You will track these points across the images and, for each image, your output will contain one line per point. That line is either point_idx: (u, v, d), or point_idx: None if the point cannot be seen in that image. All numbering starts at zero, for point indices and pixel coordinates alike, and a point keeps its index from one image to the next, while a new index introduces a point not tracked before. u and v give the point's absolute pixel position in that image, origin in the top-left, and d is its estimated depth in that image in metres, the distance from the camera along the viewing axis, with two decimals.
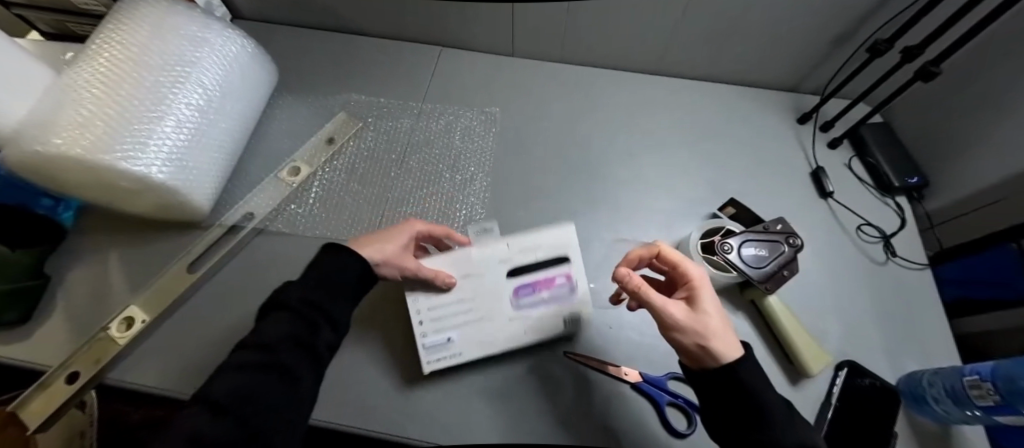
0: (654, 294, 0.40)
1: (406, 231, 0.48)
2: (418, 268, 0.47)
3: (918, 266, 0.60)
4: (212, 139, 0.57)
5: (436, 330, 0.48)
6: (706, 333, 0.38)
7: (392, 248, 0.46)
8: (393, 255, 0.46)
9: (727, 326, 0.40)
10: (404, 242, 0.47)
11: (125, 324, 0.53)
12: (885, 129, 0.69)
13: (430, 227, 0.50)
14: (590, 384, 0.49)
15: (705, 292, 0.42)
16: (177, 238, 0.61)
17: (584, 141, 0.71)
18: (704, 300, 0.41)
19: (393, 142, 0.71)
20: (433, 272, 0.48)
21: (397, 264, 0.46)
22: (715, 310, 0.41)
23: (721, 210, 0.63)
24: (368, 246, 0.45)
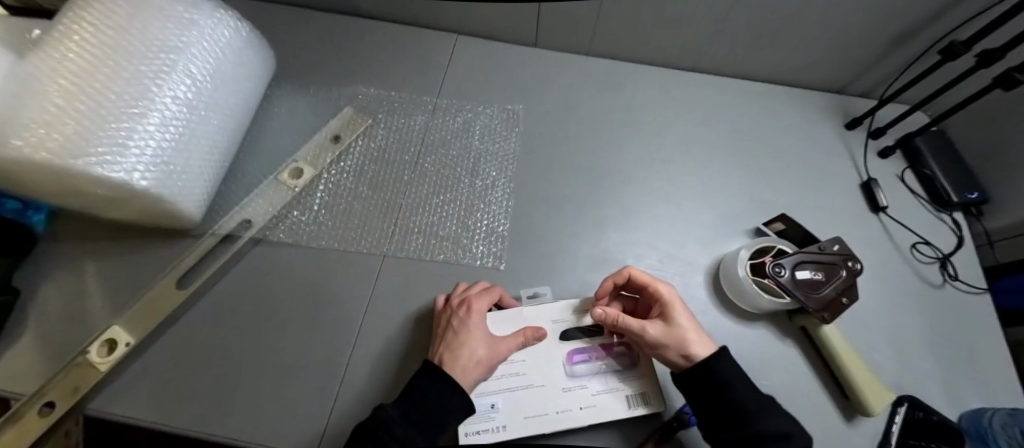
0: (627, 321, 0.42)
1: (472, 319, 0.44)
2: (511, 345, 0.44)
3: (977, 290, 0.55)
4: (202, 138, 0.50)
5: (479, 393, 0.43)
6: (680, 346, 0.40)
7: (478, 347, 0.42)
8: (484, 353, 0.42)
9: (700, 327, 0.42)
10: (481, 333, 0.43)
11: (107, 347, 0.47)
12: (941, 139, 0.64)
13: (488, 301, 0.46)
14: (631, 424, 0.44)
15: (675, 303, 0.43)
16: (167, 247, 0.55)
17: (616, 145, 0.65)
18: (675, 311, 0.42)
19: (406, 141, 0.64)
20: (517, 336, 0.44)
21: (492, 356, 0.42)
22: (687, 318, 0.42)
23: (767, 226, 0.58)
24: (454, 356, 0.40)
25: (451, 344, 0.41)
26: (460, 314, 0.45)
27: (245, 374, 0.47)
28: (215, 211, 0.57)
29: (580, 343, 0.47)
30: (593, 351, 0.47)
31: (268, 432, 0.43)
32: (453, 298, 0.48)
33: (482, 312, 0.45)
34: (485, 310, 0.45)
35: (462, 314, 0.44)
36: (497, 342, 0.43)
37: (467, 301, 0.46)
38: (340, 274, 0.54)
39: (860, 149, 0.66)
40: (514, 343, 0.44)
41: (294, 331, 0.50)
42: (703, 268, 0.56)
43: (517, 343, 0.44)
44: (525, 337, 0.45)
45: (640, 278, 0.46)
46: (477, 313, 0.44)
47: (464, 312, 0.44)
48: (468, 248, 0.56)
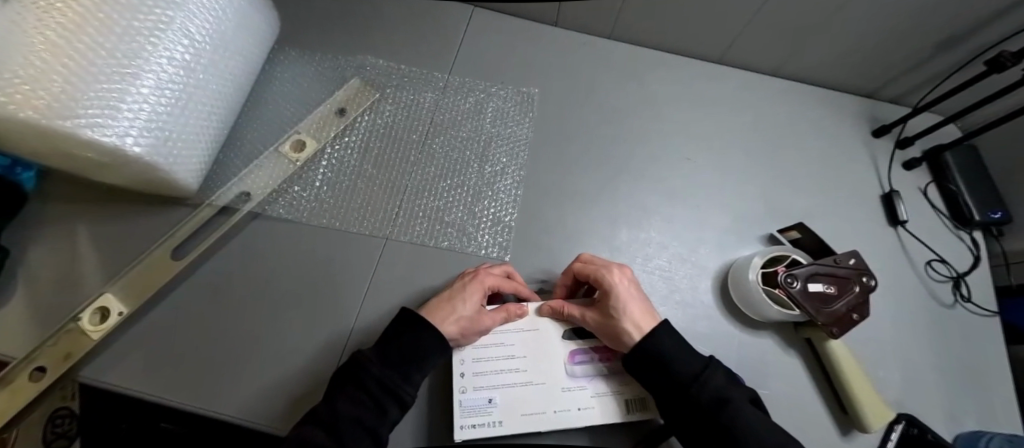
0: (570, 312, 0.44)
1: (471, 286, 0.44)
2: (497, 317, 0.43)
3: (988, 314, 0.55)
4: (198, 103, 0.48)
5: (477, 387, 0.42)
6: (616, 331, 0.41)
7: (464, 309, 0.42)
8: (468, 315, 0.42)
9: (641, 315, 0.42)
10: (474, 299, 0.43)
11: (100, 315, 0.45)
12: (972, 155, 0.61)
13: (496, 277, 0.46)
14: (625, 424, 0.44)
15: (616, 289, 0.43)
16: (162, 217, 0.53)
17: (633, 138, 0.62)
18: (615, 296, 0.42)
19: (414, 120, 0.62)
20: (506, 311, 0.44)
21: (475, 319, 0.42)
22: (631, 302, 0.42)
23: (782, 233, 0.56)
24: (437, 308, 0.42)
25: (442, 300, 0.43)
26: (464, 280, 0.46)
27: (241, 351, 0.46)
28: (212, 181, 0.55)
29: (581, 345, 0.46)
30: (593, 352, 0.46)
31: (263, 413, 0.42)
32: (468, 270, 0.49)
33: (484, 284, 0.45)
34: (491, 281, 0.45)
35: (465, 280, 0.45)
36: (487, 311, 0.43)
37: (475, 271, 0.46)
38: (340, 254, 0.52)
39: (885, 159, 0.63)
40: (502, 316, 0.43)
41: (291, 311, 0.49)
42: (712, 273, 0.55)
43: (505, 317, 0.44)
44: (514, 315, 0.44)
45: (585, 267, 0.46)
46: (479, 283, 0.45)
47: (468, 279, 0.45)
48: (473, 237, 0.54)
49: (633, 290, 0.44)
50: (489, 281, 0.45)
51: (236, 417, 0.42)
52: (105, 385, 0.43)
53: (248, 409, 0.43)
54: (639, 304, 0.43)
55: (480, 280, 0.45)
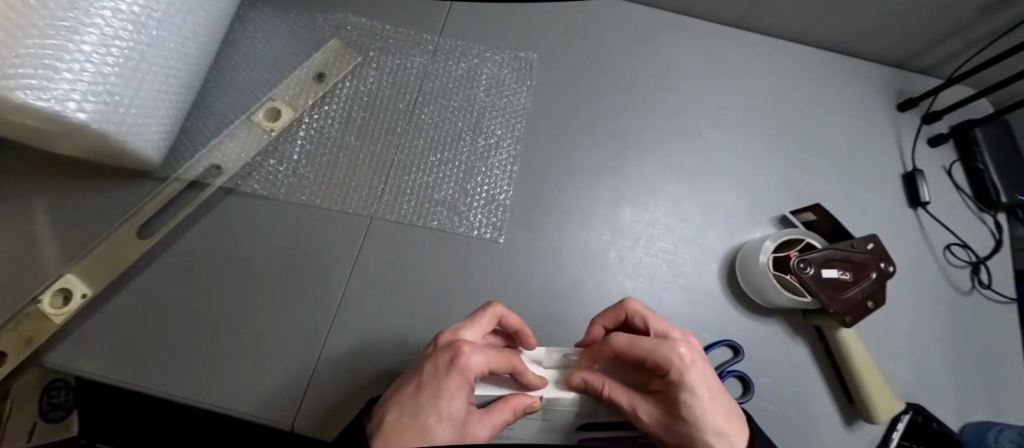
0: (617, 398, 0.31)
1: (452, 382, 0.29)
2: (494, 424, 0.29)
3: (1006, 300, 0.52)
4: (152, 64, 0.42)
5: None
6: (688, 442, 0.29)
7: (444, 426, 0.28)
8: (450, 437, 0.28)
9: (722, 420, 0.29)
10: (458, 406, 0.29)
11: (61, 297, 0.42)
12: (1003, 131, 0.57)
13: (488, 355, 0.31)
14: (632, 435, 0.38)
15: (692, 384, 0.29)
16: (125, 191, 0.48)
17: (640, 110, 0.57)
18: (686, 395, 0.29)
19: (401, 87, 0.56)
20: (506, 407, 0.30)
21: (462, 440, 0.28)
22: (711, 404, 0.29)
23: (796, 214, 0.52)
24: (402, 436, 0.27)
25: (408, 414, 0.28)
26: (440, 365, 0.30)
27: (216, 336, 0.43)
28: (180, 152, 0.51)
29: (598, 433, 0.37)
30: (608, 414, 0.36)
31: (242, 400, 0.40)
32: (444, 341, 0.33)
33: (468, 375, 0.30)
34: (478, 369, 0.30)
35: (442, 367, 0.30)
36: (473, 419, 0.29)
37: (454, 347, 0.30)
38: (321, 234, 0.49)
39: (910, 135, 0.59)
40: (501, 417, 0.30)
41: (269, 294, 0.45)
42: (720, 256, 0.52)
43: (504, 419, 0.30)
44: (515, 407, 0.31)
45: (631, 346, 0.30)
46: (463, 374, 0.30)
47: (445, 366, 0.30)
48: (465, 216, 0.50)
49: (707, 373, 0.30)
50: (474, 370, 0.30)
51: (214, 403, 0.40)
52: (71, 371, 0.41)
53: (225, 397, 0.40)
54: (718, 398, 0.30)
55: (462, 372, 0.30)
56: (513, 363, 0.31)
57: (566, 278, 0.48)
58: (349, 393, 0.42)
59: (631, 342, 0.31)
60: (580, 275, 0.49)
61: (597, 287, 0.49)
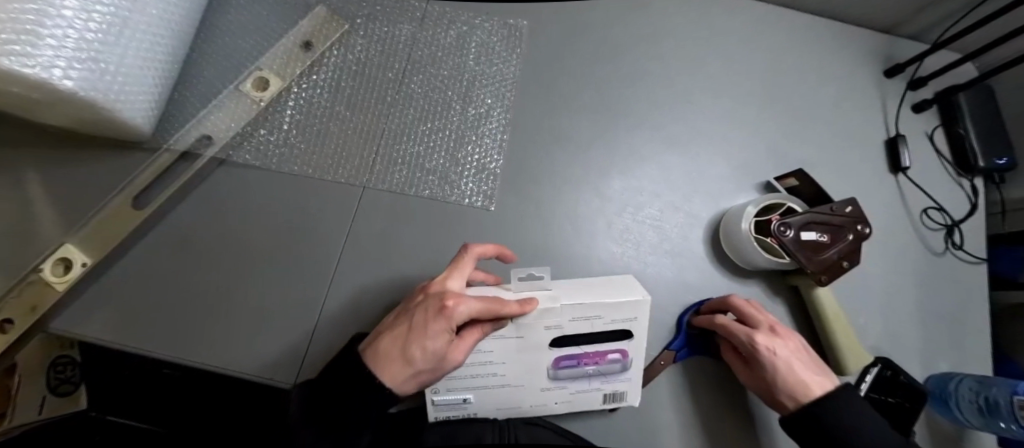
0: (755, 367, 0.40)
1: (441, 327, 0.31)
2: (466, 346, 0.32)
3: (975, 260, 0.54)
4: (136, 30, 0.41)
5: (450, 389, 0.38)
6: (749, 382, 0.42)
7: (427, 357, 0.31)
8: (432, 364, 0.31)
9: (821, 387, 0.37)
10: (441, 346, 0.31)
11: (62, 266, 0.43)
12: (987, 97, 0.58)
13: (474, 303, 0.31)
14: (601, 373, 0.40)
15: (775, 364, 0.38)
16: (116, 163, 0.48)
17: (630, 77, 0.57)
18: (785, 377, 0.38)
19: (389, 55, 0.56)
20: (476, 330, 0.33)
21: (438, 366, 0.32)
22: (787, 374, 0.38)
23: (779, 180, 0.54)
24: (389, 364, 0.32)
25: (399, 349, 0.32)
26: (430, 310, 0.32)
27: (216, 301, 0.45)
28: (169, 123, 0.50)
29: (570, 351, 0.38)
30: (583, 356, 0.39)
31: (246, 360, 0.42)
32: (439, 290, 0.34)
33: (454, 322, 0.31)
34: (466, 316, 0.31)
35: (430, 312, 0.32)
36: (452, 346, 0.32)
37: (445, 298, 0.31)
38: (314, 203, 0.49)
39: (895, 101, 0.59)
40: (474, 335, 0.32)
41: (266, 263, 0.47)
42: (705, 222, 0.53)
43: (473, 340, 0.32)
44: (483, 330, 0.33)
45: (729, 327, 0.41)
46: (451, 321, 0.31)
47: (434, 311, 0.31)
48: (456, 185, 0.51)
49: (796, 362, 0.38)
50: (461, 315, 0.31)
51: (218, 364, 0.42)
52: (77, 336, 0.42)
53: (230, 358, 0.42)
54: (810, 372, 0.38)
55: (450, 317, 0.31)
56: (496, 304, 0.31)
57: (555, 243, 0.50)
58: None
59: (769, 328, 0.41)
60: (568, 239, 0.50)
61: (585, 250, 0.50)
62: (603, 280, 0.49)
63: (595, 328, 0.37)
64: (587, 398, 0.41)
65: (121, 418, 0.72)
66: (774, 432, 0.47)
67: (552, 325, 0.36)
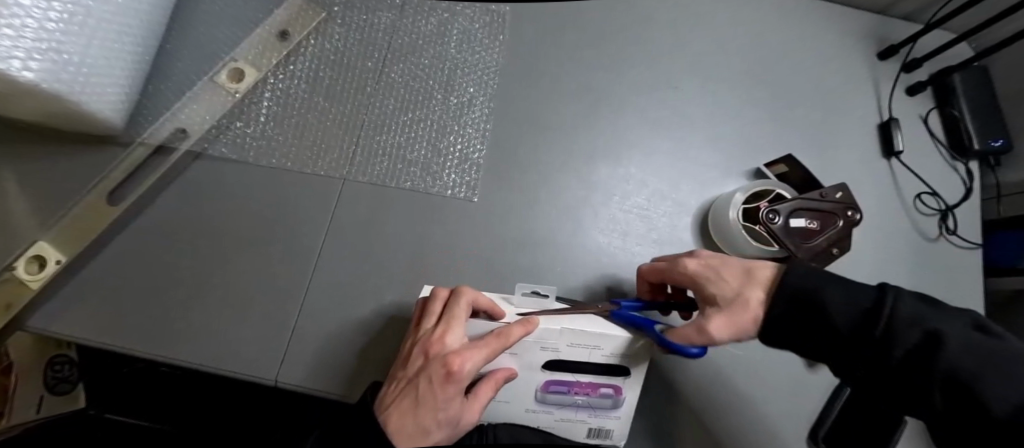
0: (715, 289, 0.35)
1: (452, 391, 0.33)
2: (482, 403, 0.34)
3: (970, 245, 0.53)
4: (101, 19, 0.40)
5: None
6: (752, 315, 0.33)
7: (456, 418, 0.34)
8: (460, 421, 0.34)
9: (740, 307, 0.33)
10: (455, 408, 0.33)
11: (37, 264, 0.42)
12: (981, 78, 0.57)
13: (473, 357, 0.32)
14: (589, 405, 0.38)
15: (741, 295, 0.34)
16: (87, 158, 0.47)
17: (615, 63, 0.56)
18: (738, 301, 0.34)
19: (368, 44, 0.55)
20: (489, 385, 0.34)
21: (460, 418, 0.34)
22: (720, 268, 0.36)
23: (769, 167, 0.53)
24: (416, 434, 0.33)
25: (410, 419, 0.33)
26: (437, 381, 0.33)
27: (193, 299, 0.44)
28: (142, 116, 0.49)
29: (563, 377, 0.37)
30: (575, 385, 0.37)
31: (225, 357, 0.42)
32: (437, 350, 0.34)
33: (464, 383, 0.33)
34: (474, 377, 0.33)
35: (439, 384, 0.33)
36: (466, 406, 0.34)
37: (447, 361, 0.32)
38: (293, 197, 0.48)
39: (888, 84, 0.58)
40: (491, 385, 0.34)
41: (244, 258, 0.46)
42: (693, 210, 0.52)
43: (489, 395, 0.34)
44: (496, 382, 0.34)
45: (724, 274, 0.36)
46: (460, 383, 0.32)
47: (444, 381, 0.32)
48: (438, 176, 0.50)
49: (723, 258, 0.37)
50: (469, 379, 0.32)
51: (196, 361, 0.41)
52: (54, 334, 0.42)
53: (208, 355, 0.42)
54: (744, 260, 0.37)
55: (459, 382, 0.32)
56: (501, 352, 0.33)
57: (539, 233, 0.49)
58: (330, 346, 0.43)
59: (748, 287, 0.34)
60: (553, 229, 0.49)
61: (570, 240, 0.49)
62: (588, 271, 0.48)
63: (592, 357, 0.36)
64: (571, 427, 0.39)
65: (120, 415, 0.70)
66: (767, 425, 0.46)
67: (548, 347, 0.35)
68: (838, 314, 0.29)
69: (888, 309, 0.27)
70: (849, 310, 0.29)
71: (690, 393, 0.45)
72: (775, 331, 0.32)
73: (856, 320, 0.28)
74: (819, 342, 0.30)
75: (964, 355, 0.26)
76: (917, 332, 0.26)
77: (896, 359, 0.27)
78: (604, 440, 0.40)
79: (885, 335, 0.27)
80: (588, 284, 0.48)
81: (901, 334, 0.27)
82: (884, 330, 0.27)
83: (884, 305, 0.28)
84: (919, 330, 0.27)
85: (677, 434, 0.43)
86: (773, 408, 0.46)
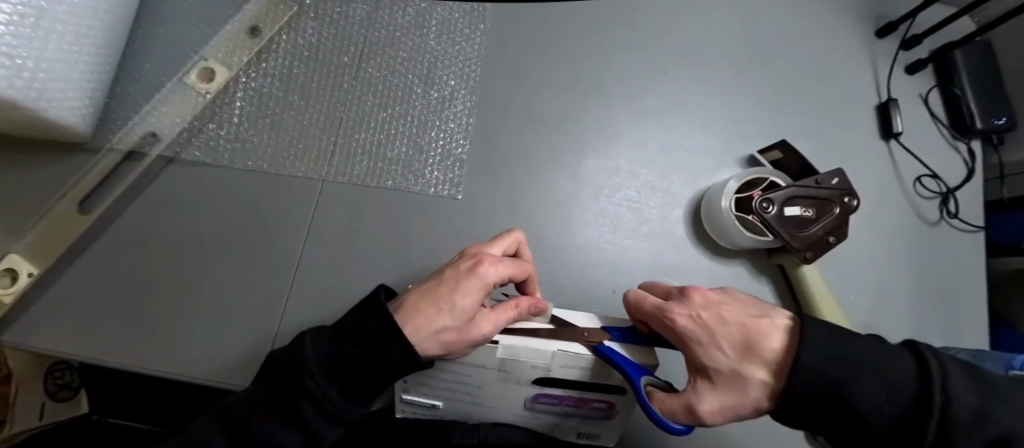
0: (709, 355, 0.28)
1: (469, 283, 0.32)
2: (496, 318, 0.30)
3: (972, 228, 0.51)
4: (56, 21, 0.38)
5: (421, 393, 0.38)
6: (752, 399, 0.27)
7: (449, 323, 0.30)
8: (455, 331, 0.30)
9: (738, 387, 0.27)
10: (467, 302, 0.31)
11: (9, 277, 0.41)
12: (984, 53, 0.54)
13: (503, 266, 0.33)
14: (577, 415, 0.37)
15: (740, 371, 0.27)
16: (55, 166, 0.46)
17: (600, 49, 0.54)
18: (736, 377, 0.27)
19: (343, 38, 0.53)
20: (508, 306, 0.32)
21: (454, 349, 0.30)
22: (718, 333, 0.29)
23: (762, 153, 0.51)
24: (420, 315, 0.31)
25: (427, 297, 0.32)
26: (461, 269, 0.33)
27: (170, 309, 0.43)
28: (112, 121, 0.48)
29: (552, 390, 0.34)
30: (566, 397, 0.35)
31: (205, 368, 0.41)
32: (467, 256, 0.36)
33: (480, 284, 0.32)
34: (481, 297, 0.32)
35: (461, 271, 0.33)
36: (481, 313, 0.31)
37: (475, 258, 0.34)
38: (270, 201, 0.47)
39: (886, 63, 0.56)
40: (507, 317, 0.31)
41: (221, 265, 0.44)
42: (685, 201, 0.50)
43: (506, 315, 0.31)
44: (517, 307, 0.32)
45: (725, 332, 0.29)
46: (478, 279, 0.32)
47: (466, 271, 0.33)
48: (420, 174, 0.48)
49: (726, 311, 0.30)
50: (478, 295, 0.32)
51: (176, 372, 0.40)
52: (30, 348, 0.41)
53: (188, 366, 0.41)
54: (749, 317, 0.29)
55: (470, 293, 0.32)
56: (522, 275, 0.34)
57: (525, 230, 0.47)
58: None
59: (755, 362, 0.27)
60: (539, 226, 0.48)
61: (558, 237, 0.48)
62: (576, 268, 0.47)
63: (584, 376, 0.33)
64: (559, 429, 0.39)
65: (125, 420, 0.67)
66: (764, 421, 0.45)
67: (538, 366, 0.32)
68: (881, 414, 0.22)
69: (946, 404, 0.21)
70: (895, 402, 0.22)
71: None
72: (785, 416, 0.25)
73: (904, 421, 0.22)
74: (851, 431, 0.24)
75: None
76: (982, 441, 0.20)
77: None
78: (592, 442, 0.40)
79: (944, 442, 0.21)
80: (577, 282, 0.46)
81: (960, 442, 0.20)
82: (942, 437, 0.21)
83: (935, 401, 0.21)
84: (983, 435, 0.20)
85: (671, 431, 0.42)
86: None
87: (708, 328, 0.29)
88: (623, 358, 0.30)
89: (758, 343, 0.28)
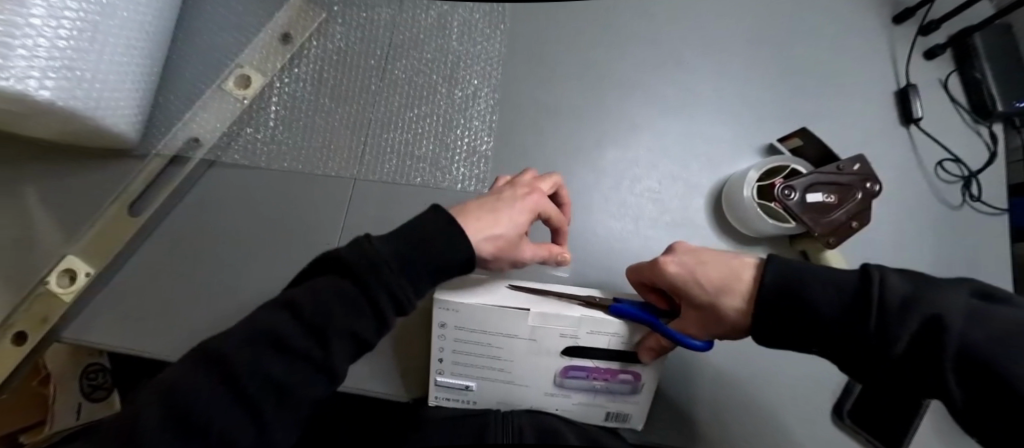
0: (691, 288, 0.34)
1: (527, 208, 0.37)
2: (535, 251, 0.38)
3: (995, 211, 0.52)
4: (110, 35, 0.40)
5: (455, 373, 0.39)
6: (727, 323, 0.32)
7: (509, 238, 0.35)
8: (511, 249, 0.36)
9: (717, 314, 0.33)
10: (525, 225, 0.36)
11: (68, 277, 0.44)
12: (1003, 37, 0.55)
13: (553, 207, 0.39)
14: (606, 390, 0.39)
15: (718, 301, 0.32)
16: (107, 171, 0.48)
17: (618, 44, 0.55)
18: (716, 306, 0.32)
19: (370, 41, 0.55)
20: (545, 249, 0.39)
21: (500, 265, 0.36)
22: (701, 271, 0.34)
23: (783, 141, 0.51)
24: (482, 220, 0.34)
25: (488, 209, 0.35)
26: (519, 193, 0.38)
27: (214, 304, 0.45)
28: (156, 128, 0.50)
29: (582, 363, 0.37)
30: (594, 370, 0.38)
31: None
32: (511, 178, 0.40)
33: (533, 211, 0.37)
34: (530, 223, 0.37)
35: (522, 194, 0.37)
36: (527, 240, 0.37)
37: (533, 189, 0.38)
38: (307, 200, 0.49)
39: (904, 50, 0.56)
40: (541, 253, 0.39)
41: (262, 262, 0.47)
42: (706, 190, 0.51)
43: (540, 254, 0.39)
44: (551, 253, 0.40)
45: (706, 270, 0.33)
46: (533, 208, 0.37)
47: (525, 195, 0.38)
48: (447, 171, 0.50)
49: (707, 254, 0.35)
50: (529, 220, 0.36)
51: None
52: (87, 343, 0.43)
53: None
54: (726, 258, 0.34)
55: (523, 217, 0.36)
56: (559, 216, 0.40)
57: None
58: None
59: (727, 290, 0.32)
60: None
61: (583, 227, 0.49)
62: (602, 257, 0.48)
63: (610, 343, 0.36)
64: (590, 411, 0.40)
65: None
66: (795, 408, 0.45)
67: (566, 333, 0.36)
68: (831, 307, 0.27)
69: (879, 290, 0.26)
70: (843, 297, 0.27)
71: (710, 377, 0.45)
72: (759, 330, 0.30)
73: (851, 310, 0.27)
74: (819, 335, 0.28)
75: (970, 328, 0.24)
76: (916, 319, 0.24)
77: (899, 350, 0.25)
78: (622, 425, 0.41)
79: (882, 323, 0.25)
80: (603, 270, 0.48)
81: (897, 319, 0.25)
82: (884, 316, 0.25)
83: (873, 292, 0.26)
84: (916, 315, 0.24)
85: (697, 414, 0.43)
86: (795, 388, 0.45)
87: (689, 267, 0.34)
88: (635, 310, 0.35)
89: (733, 276, 0.33)
